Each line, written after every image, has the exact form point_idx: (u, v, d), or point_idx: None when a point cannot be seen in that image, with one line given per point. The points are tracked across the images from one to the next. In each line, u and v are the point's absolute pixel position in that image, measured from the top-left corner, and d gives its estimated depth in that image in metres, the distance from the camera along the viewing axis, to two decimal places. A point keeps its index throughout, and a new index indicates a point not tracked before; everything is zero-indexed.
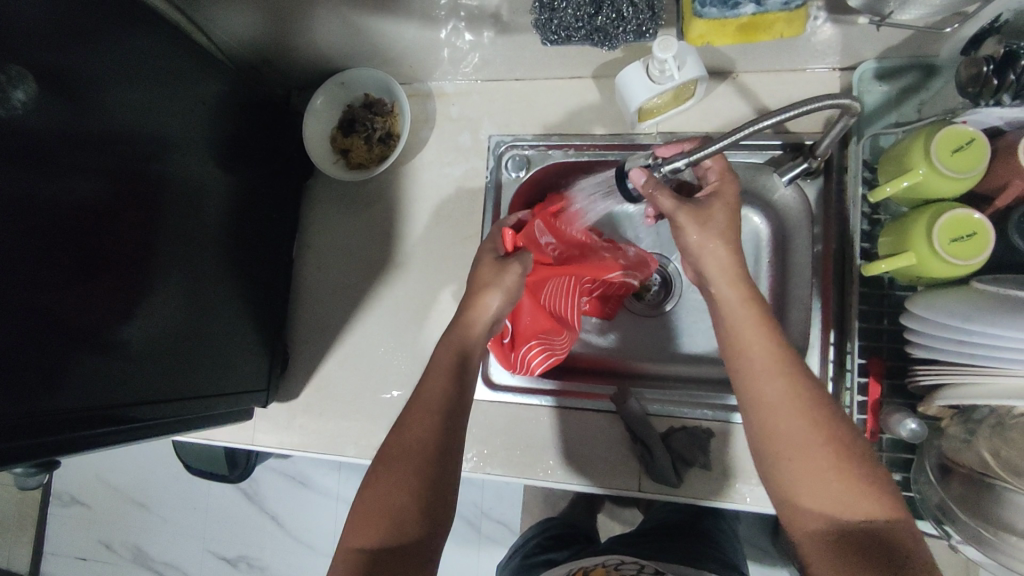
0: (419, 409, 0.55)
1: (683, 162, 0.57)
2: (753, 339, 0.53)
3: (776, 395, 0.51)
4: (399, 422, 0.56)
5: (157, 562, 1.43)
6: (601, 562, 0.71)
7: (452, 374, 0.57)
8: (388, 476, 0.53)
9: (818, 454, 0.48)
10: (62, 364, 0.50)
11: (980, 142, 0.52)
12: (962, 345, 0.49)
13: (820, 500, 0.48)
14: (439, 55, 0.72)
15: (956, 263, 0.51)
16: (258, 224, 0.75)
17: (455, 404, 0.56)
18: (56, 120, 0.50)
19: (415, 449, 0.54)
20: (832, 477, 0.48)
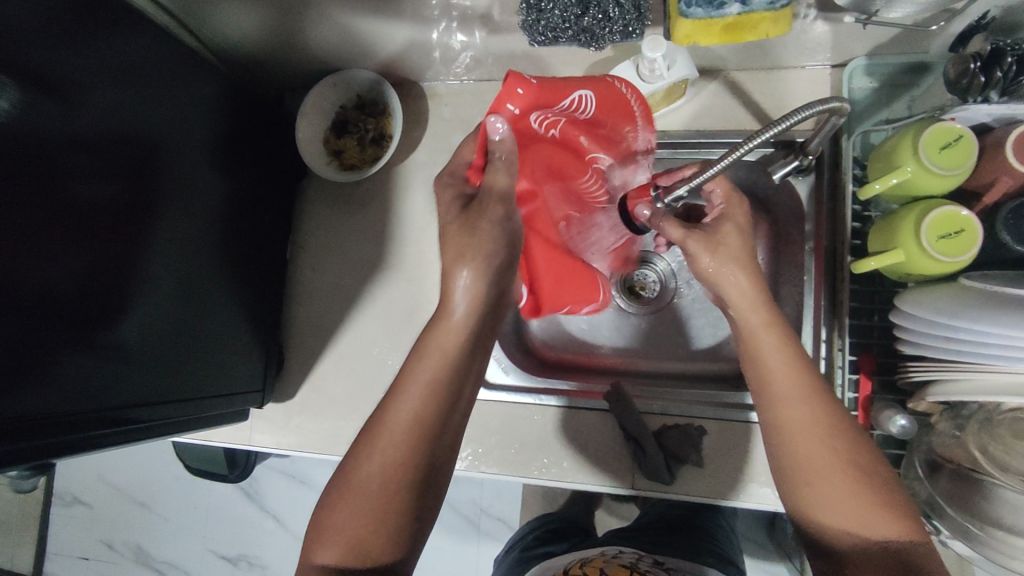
0: (386, 429, 0.52)
1: (684, 189, 0.55)
2: (778, 366, 0.53)
3: (804, 423, 0.52)
4: (364, 440, 0.53)
5: (160, 561, 1.44)
6: (602, 552, 0.73)
7: (429, 393, 0.53)
8: (349, 502, 0.51)
9: (843, 481, 0.50)
10: (56, 367, 0.51)
11: (967, 138, 0.52)
12: (949, 342, 0.50)
13: (842, 519, 0.49)
14: (430, 55, 0.73)
15: (944, 260, 0.52)
16: (252, 224, 0.75)
17: (433, 429, 0.53)
18: (47, 124, 0.50)
19: (379, 477, 0.51)
20: (854, 502, 0.49)
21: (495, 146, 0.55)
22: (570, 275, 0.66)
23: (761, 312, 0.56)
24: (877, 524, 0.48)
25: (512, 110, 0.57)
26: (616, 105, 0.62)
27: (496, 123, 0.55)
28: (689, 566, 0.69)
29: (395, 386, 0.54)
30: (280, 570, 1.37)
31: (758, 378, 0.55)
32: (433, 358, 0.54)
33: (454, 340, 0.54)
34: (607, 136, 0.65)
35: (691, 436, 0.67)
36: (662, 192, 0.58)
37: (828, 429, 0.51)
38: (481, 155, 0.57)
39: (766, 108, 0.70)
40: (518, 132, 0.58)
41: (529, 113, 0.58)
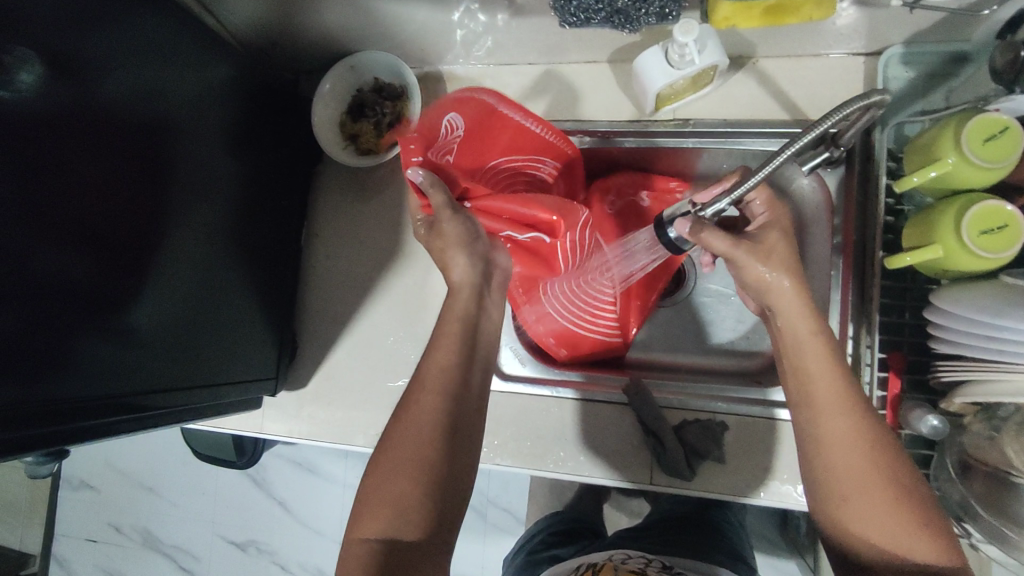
0: (418, 389, 0.54)
1: (727, 202, 0.52)
2: (817, 373, 0.52)
3: (842, 436, 0.49)
4: (400, 403, 0.54)
5: (167, 545, 1.44)
6: (608, 558, 0.68)
7: (454, 350, 0.55)
8: (389, 462, 0.52)
9: (885, 496, 0.47)
10: (72, 352, 0.50)
11: (1013, 129, 0.50)
12: (991, 340, 0.48)
13: (883, 535, 0.47)
14: (451, 38, 0.70)
15: (987, 256, 0.50)
16: (267, 212, 0.74)
17: (459, 386, 0.54)
18: (66, 104, 0.49)
19: (416, 432, 0.52)
20: (890, 516, 0.47)
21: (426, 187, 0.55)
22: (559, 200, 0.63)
23: (791, 310, 0.54)
24: (910, 539, 0.46)
25: (418, 160, 0.58)
26: (496, 120, 0.66)
27: (411, 170, 0.55)
28: (699, 566, 0.67)
29: (409, 389, 0.55)
30: (286, 557, 1.37)
31: (798, 384, 0.53)
32: (455, 321, 0.57)
33: (449, 356, 0.55)
34: (502, 138, 0.67)
35: (711, 431, 0.66)
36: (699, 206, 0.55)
37: (868, 441, 0.49)
38: (420, 196, 0.58)
39: (795, 98, 0.68)
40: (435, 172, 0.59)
41: (429, 155, 0.59)
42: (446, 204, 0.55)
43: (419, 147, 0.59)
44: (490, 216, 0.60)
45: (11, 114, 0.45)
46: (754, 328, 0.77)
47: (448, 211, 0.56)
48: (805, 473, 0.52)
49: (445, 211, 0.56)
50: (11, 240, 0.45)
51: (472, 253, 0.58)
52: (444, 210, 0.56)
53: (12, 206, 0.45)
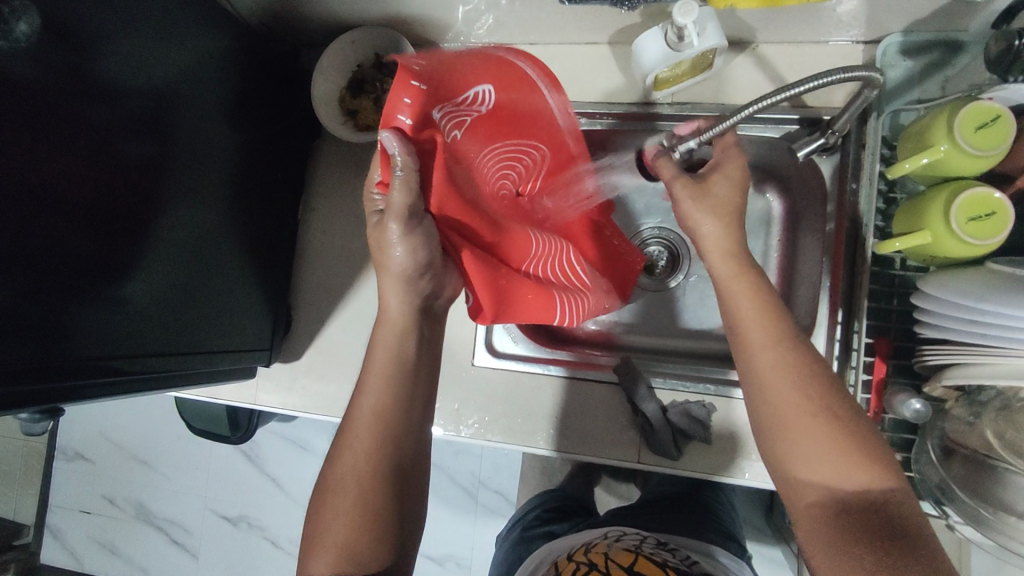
0: (353, 435, 0.56)
1: (695, 141, 0.58)
2: (750, 318, 0.54)
3: (775, 372, 0.52)
4: (335, 448, 0.57)
5: (161, 518, 1.46)
6: (603, 535, 0.69)
7: (385, 390, 0.56)
8: (329, 508, 0.54)
9: (822, 432, 0.50)
10: (62, 316, 0.51)
11: (1004, 119, 0.51)
12: (973, 326, 0.48)
13: (817, 471, 0.50)
14: (452, 16, 0.70)
15: (973, 242, 0.51)
16: (264, 178, 0.74)
17: (398, 424, 0.56)
18: (60, 69, 0.49)
19: (351, 480, 0.54)
20: (845, 460, 0.49)
21: (396, 169, 0.48)
22: (533, 293, 0.62)
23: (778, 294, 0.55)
24: (862, 475, 0.49)
25: (407, 124, 0.49)
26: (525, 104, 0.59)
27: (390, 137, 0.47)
28: (693, 543, 0.68)
29: (342, 429, 0.57)
30: (278, 532, 1.39)
31: (746, 360, 0.54)
32: (382, 355, 0.57)
33: (375, 397, 0.56)
34: (510, 135, 0.60)
35: (700, 411, 0.66)
36: (673, 142, 0.60)
37: (815, 404, 0.51)
38: (384, 172, 0.51)
39: (793, 84, 0.68)
40: (425, 146, 0.50)
41: (431, 117, 0.51)
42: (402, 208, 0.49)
43: (418, 105, 0.49)
44: (451, 234, 0.54)
45: (5, 79, 0.45)
46: None
47: (397, 222, 0.50)
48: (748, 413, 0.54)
49: (398, 218, 0.50)
50: (7, 204, 0.46)
51: (410, 286, 0.56)
52: (395, 216, 0.50)
53: (14, 173, 0.46)
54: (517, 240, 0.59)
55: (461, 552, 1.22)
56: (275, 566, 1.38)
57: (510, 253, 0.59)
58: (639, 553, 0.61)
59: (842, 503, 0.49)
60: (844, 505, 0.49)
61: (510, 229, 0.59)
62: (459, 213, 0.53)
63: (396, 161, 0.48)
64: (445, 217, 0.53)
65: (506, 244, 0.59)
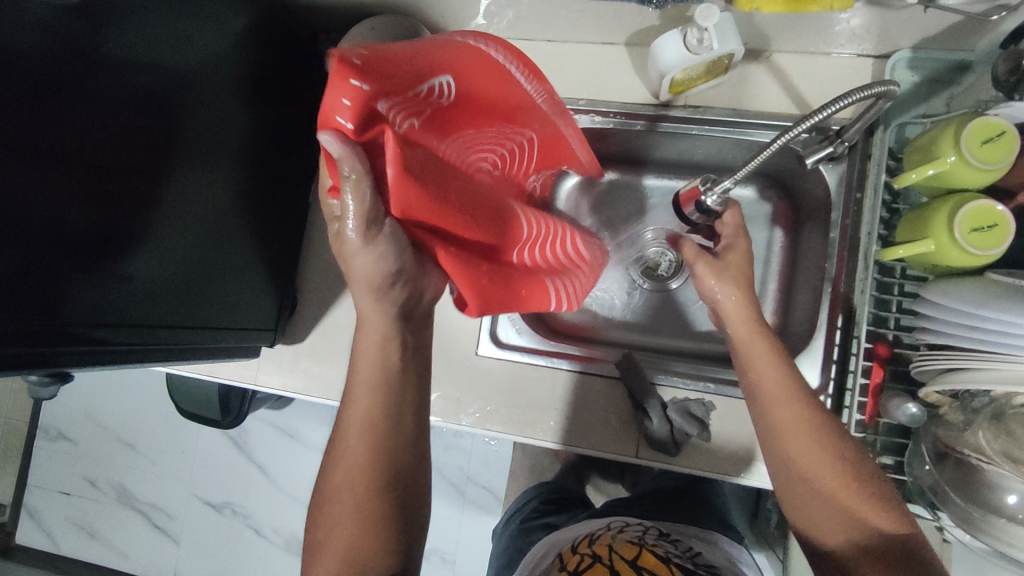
0: (345, 442, 0.55)
1: (730, 181, 0.59)
2: (765, 373, 0.57)
3: (788, 422, 0.55)
4: (331, 455, 0.56)
5: (143, 502, 1.44)
6: (607, 526, 0.70)
7: (373, 398, 0.55)
8: (329, 512, 0.54)
9: (836, 481, 0.53)
10: (66, 286, 0.50)
11: (1010, 135, 0.52)
12: (974, 331, 0.50)
13: (835, 516, 0.53)
14: (473, 8, 0.71)
15: (975, 253, 0.52)
16: (276, 161, 0.74)
17: (389, 431, 0.55)
18: (67, 42, 0.49)
19: (351, 483, 0.54)
20: (861, 504, 0.52)
21: (343, 173, 0.44)
22: (519, 285, 0.60)
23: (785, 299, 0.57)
24: (877, 516, 0.52)
25: (347, 123, 0.45)
26: (495, 81, 0.56)
27: (326, 139, 0.43)
28: (697, 531, 0.70)
29: (335, 436, 0.56)
30: (262, 521, 1.38)
31: (764, 419, 0.57)
32: (368, 367, 0.55)
33: (365, 405, 0.55)
34: (459, 109, 0.55)
35: (699, 408, 0.67)
36: (710, 185, 0.62)
37: (829, 455, 0.54)
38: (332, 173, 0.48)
39: (805, 94, 0.69)
40: (372, 142, 0.46)
41: (377, 112, 0.46)
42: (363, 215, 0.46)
43: (362, 101, 0.45)
44: (422, 232, 0.51)
45: (17, 46, 0.46)
46: None
47: (357, 229, 0.47)
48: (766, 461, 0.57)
49: (357, 225, 0.47)
50: (12, 170, 0.45)
51: (383, 296, 0.53)
52: (353, 223, 0.47)
53: (23, 139, 0.46)
54: (492, 228, 0.57)
55: (446, 547, 1.22)
56: (260, 554, 1.38)
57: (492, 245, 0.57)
58: (643, 546, 0.62)
59: (863, 548, 0.51)
60: (856, 539, 0.52)
61: (485, 216, 0.56)
62: (425, 210, 0.49)
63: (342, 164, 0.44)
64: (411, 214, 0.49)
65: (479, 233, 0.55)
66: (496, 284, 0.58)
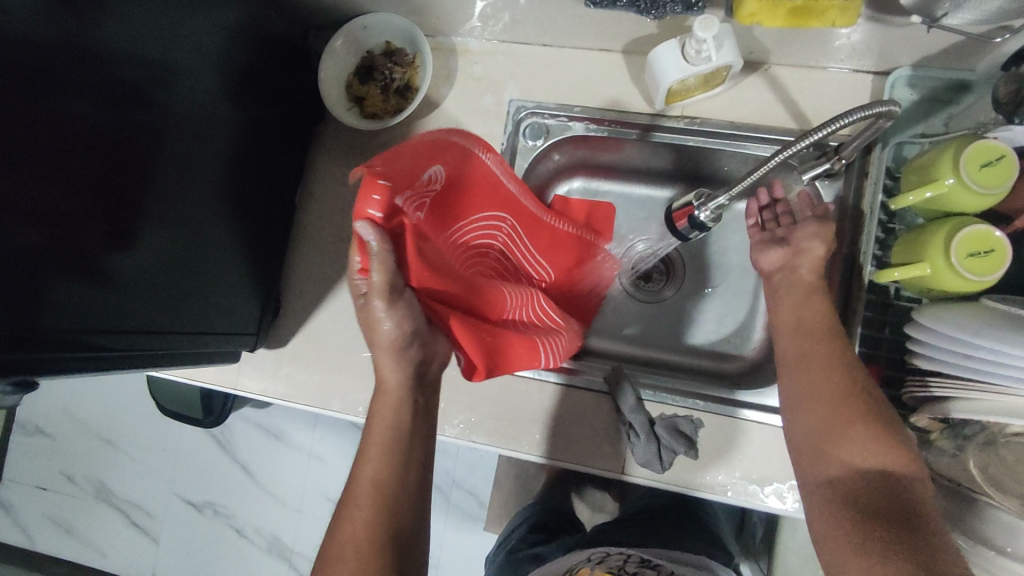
0: (352, 505, 0.53)
1: (726, 198, 0.56)
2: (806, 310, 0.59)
3: (820, 353, 0.56)
4: (333, 522, 0.54)
5: (122, 499, 1.41)
6: (588, 558, 0.71)
7: (383, 460, 0.54)
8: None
9: (855, 414, 0.53)
10: (42, 286, 0.48)
11: (1009, 159, 0.52)
12: (967, 360, 0.49)
13: (849, 450, 0.52)
14: (469, 10, 0.70)
15: (972, 279, 0.51)
16: (263, 160, 0.73)
17: (396, 494, 0.54)
18: (53, 34, 0.47)
19: (355, 546, 0.51)
20: (868, 444, 0.51)
21: (373, 253, 0.49)
22: (523, 345, 0.63)
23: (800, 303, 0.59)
24: (884, 455, 0.51)
25: (378, 216, 0.50)
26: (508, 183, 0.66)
27: (361, 226, 0.48)
28: (682, 555, 0.71)
29: (342, 501, 0.55)
30: (243, 520, 1.36)
31: (799, 345, 0.58)
32: (379, 431, 0.55)
33: (375, 468, 0.54)
34: (457, 196, 0.61)
35: (688, 427, 0.66)
36: (702, 200, 0.59)
37: (851, 391, 0.54)
38: (363, 258, 0.52)
39: (804, 108, 0.68)
40: (396, 231, 0.51)
41: (398, 206, 0.52)
42: (386, 289, 0.50)
43: (386, 198, 0.50)
44: (431, 301, 0.56)
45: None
46: (736, 332, 0.79)
47: (381, 299, 0.51)
48: (784, 393, 0.58)
49: (381, 295, 0.51)
50: None
51: (401, 355, 0.55)
52: (379, 294, 0.51)
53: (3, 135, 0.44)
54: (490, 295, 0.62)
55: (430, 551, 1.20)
56: (240, 554, 1.36)
57: (490, 311, 0.62)
58: None
59: (866, 485, 0.51)
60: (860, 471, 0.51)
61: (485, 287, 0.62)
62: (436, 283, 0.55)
63: (373, 247, 0.49)
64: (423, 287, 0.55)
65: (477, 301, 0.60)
66: (501, 347, 0.61)
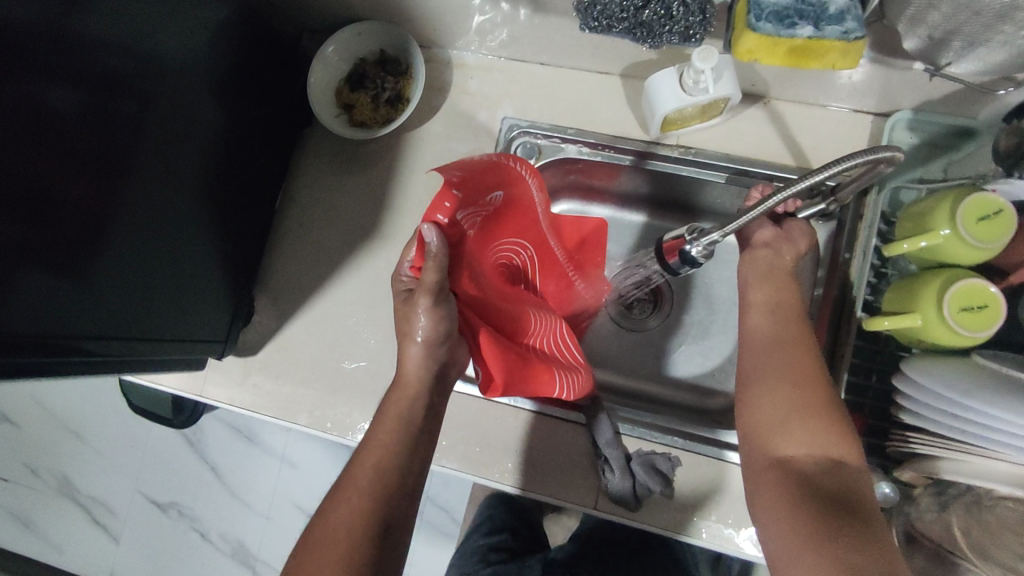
0: (346, 489, 0.51)
1: (718, 235, 0.55)
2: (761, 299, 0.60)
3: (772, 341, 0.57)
4: (323, 505, 0.51)
5: (85, 495, 1.37)
6: None
7: (390, 448, 0.52)
8: (315, 558, 0.47)
9: (807, 400, 0.52)
10: (11, 284, 0.46)
11: (1007, 214, 0.50)
12: (956, 419, 0.47)
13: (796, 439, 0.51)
14: (466, 23, 0.68)
15: (964, 334, 0.50)
16: (246, 164, 0.70)
17: (396, 484, 0.51)
18: (36, 24, 0.45)
19: (346, 532, 0.48)
20: (816, 434, 0.51)
21: (429, 253, 0.51)
22: (543, 369, 0.61)
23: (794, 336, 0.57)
24: (839, 449, 0.50)
25: (442, 222, 0.55)
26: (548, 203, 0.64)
27: (428, 230, 0.50)
28: None
29: (335, 486, 0.52)
30: (208, 525, 1.32)
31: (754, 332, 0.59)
32: (392, 419, 0.54)
33: (379, 452, 0.52)
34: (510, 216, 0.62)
35: (664, 464, 0.64)
36: (693, 236, 0.57)
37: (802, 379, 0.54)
38: (418, 256, 0.54)
39: (802, 145, 0.67)
40: (453, 241, 0.56)
41: (458, 219, 0.56)
42: (433, 288, 0.51)
43: (454, 208, 0.55)
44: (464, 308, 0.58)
45: None
46: (720, 367, 0.77)
47: (427, 298, 0.52)
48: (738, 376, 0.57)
49: (427, 294, 0.52)
50: None
51: (430, 350, 0.54)
52: (426, 291, 0.52)
53: None
54: (516, 317, 0.62)
55: None
56: (203, 559, 1.32)
57: (516, 331, 0.62)
58: None
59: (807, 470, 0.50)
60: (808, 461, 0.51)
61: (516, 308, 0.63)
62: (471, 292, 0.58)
63: (430, 249, 0.51)
64: (462, 296, 0.58)
65: (504, 319, 0.61)
66: (522, 366, 0.59)
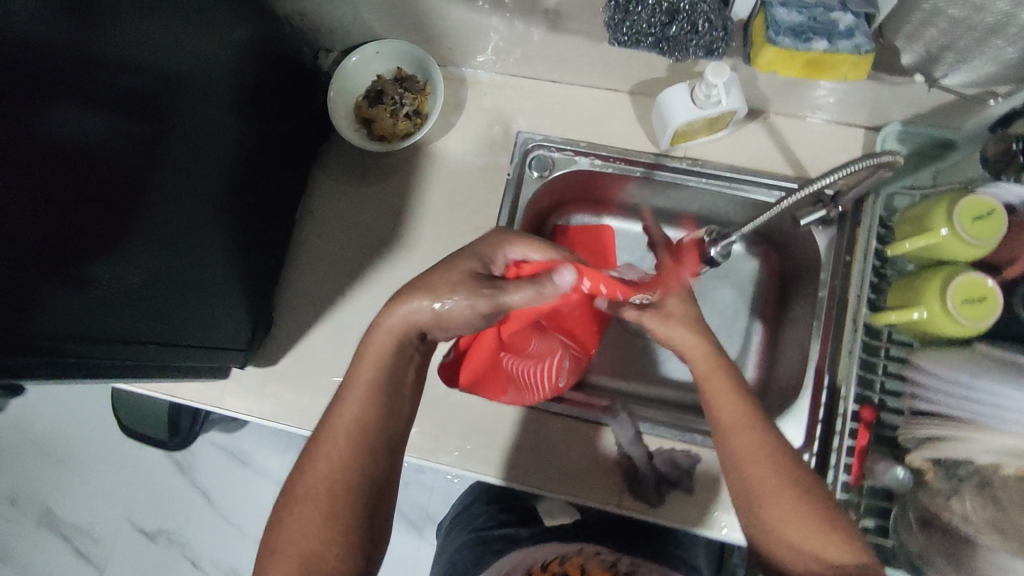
0: (325, 444, 0.52)
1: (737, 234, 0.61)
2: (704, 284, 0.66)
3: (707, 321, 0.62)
4: (302, 458, 0.53)
5: (67, 524, 1.32)
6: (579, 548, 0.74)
7: (363, 404, 0.53)
8: (297, 510, 0.50)
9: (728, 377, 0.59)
10: (32, 293, 0.45)
11: (999, 214, 0.55)
12: (967, 401, 0.52)
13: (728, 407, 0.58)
14: (483, 42, 0.71)
15: (967, 323, 0.53)
16: (259, 174, 0.70)
17: (372, 442, 0.53)
18: (60, 37, 0.43)
19: (324, 486, 0.51)
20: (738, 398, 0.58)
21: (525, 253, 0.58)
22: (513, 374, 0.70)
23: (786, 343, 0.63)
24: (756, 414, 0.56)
25: None
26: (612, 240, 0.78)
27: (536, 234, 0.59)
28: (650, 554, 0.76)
29: (313, 439, 0.54)
30: (200, 551, 1.28)
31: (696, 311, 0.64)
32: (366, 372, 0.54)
33: (357, 409, 0.53)
34: None
35: (685, 460, 0.67)
36: None
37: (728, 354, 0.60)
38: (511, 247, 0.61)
39: (800, 156, 0.72)
40: None
41: None
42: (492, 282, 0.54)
43: None
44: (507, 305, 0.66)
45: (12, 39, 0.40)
46: None
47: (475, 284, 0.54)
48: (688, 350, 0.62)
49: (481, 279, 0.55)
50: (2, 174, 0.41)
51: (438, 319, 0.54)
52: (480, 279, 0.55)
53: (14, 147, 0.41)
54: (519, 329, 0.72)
55: None
56: None
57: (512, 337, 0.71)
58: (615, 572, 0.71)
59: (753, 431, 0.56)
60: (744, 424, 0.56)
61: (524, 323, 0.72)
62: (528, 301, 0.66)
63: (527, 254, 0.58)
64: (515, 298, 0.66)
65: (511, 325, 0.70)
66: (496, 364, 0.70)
